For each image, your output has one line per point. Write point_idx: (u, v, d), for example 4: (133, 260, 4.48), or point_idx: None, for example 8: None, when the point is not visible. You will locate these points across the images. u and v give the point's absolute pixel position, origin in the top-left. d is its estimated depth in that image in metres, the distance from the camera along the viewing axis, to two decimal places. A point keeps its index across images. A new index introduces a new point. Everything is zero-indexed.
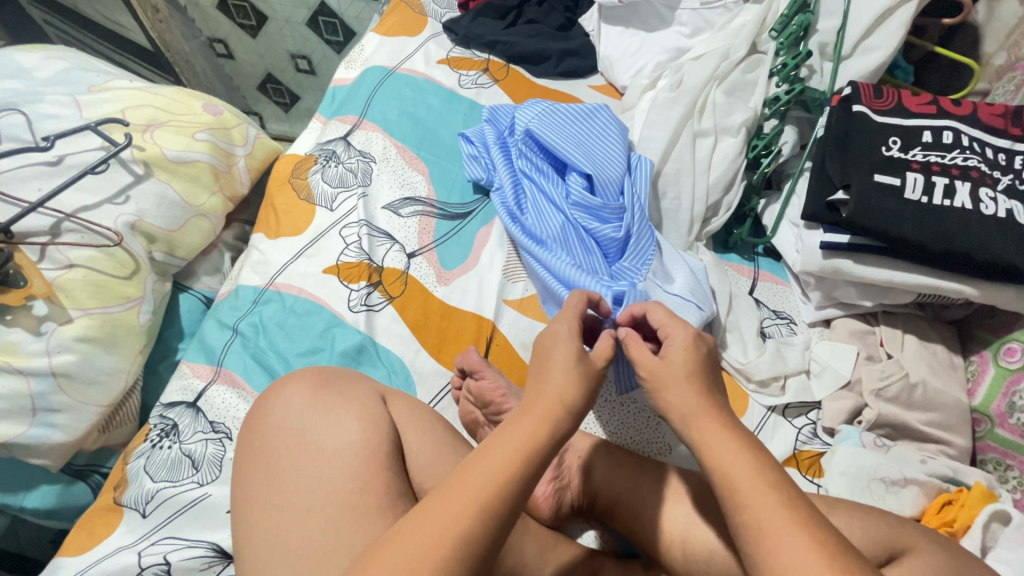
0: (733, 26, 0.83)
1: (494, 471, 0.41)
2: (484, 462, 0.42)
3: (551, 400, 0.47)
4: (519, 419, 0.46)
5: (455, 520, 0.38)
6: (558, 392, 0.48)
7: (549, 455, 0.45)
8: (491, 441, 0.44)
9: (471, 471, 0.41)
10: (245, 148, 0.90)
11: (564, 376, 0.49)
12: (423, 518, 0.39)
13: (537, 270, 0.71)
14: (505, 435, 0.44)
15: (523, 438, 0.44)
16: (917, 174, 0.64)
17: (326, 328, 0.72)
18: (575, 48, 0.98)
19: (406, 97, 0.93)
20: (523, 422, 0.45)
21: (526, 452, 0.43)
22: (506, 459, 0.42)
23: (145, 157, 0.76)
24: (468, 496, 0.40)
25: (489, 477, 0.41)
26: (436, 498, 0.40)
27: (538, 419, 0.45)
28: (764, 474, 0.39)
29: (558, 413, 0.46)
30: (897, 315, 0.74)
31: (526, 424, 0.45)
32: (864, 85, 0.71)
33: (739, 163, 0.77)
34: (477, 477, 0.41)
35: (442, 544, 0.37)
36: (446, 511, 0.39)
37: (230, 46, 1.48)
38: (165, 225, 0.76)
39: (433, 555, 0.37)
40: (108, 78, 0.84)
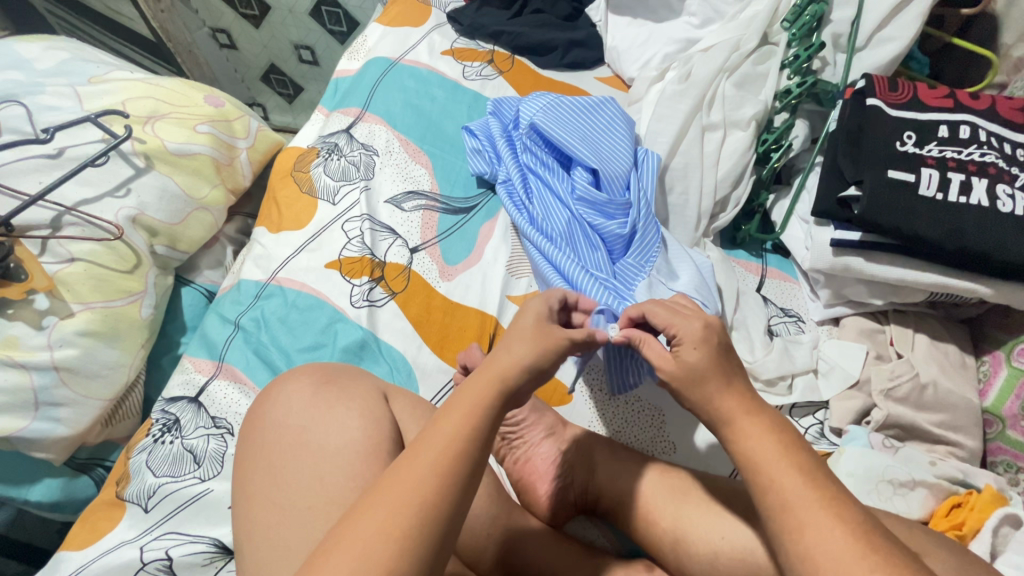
0: (744, 16, 0.81)
1: (450, 441, 0.41)
2: (441, 427, 0.42)
3: (506, 367, 0.46)
4: (471, 382, 0.45)
5: (418, 484, 0.38)
6: (514, 356, 0.47)
7: (501, 414, 0.45)
8: (444, 410, 0.43)
9: (427, 438, 0.41)
10: (247, 141, 0.89)
11: (521, 346, 0.48)
12: (381, 494, 0.38)
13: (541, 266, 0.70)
14: (460, 398, 0.44)
15: (477, 400, 0.44)
16: (932, 169, 0.62)
17: (328, 324, 0.71)
18: (582, 39, 0.96)
19: (410, 89, 0.91)
20: (478, 383, 0.45)
21: (483, 421, 0.43)
22: (463, 422, 0.42)
23: (145, 150, 0.75)
24: (427, 461, 0.40)
25: (447, 447, 0.40)
26: (396, 466, 0.40)
27: (493, 380, 0.45)
28: None
29: (511, 375, 0.46)
30: (908, 313, 0.73)
31: (480, 384, 0.45)
32: (879, 78, 0.69)
33: (749, 158, 0.75)
34: (435, 442, 0.41)
35: (403, 509, 0.37)
36: (408, 478, 0.39)
37: (232, 36, 1.47)
38: (166, 218, 0.76)
39: (397, 520, 0.37)
40: (109, 69, 0.83)
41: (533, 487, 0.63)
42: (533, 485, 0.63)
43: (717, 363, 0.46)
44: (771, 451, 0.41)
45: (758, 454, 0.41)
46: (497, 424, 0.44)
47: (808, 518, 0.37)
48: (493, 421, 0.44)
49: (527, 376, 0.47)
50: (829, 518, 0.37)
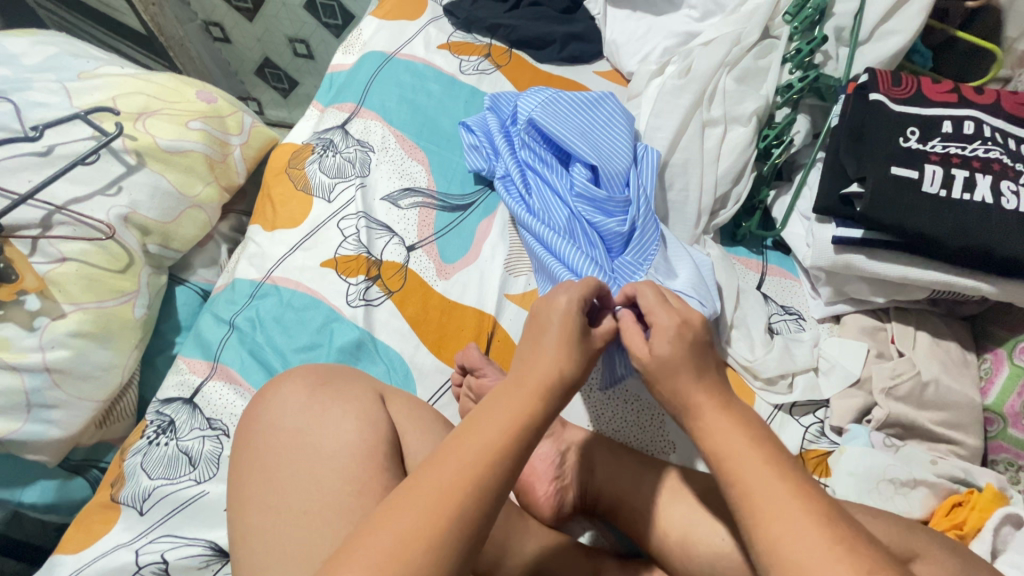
0: (746, 9, 0.79)
1: (488, 449, 0.40)
2: (477, 436, 0.41)
3: (546, 372, 0.46)
4: (510, 390, 0.45)
5: (446, 498, 0.37)
6: (549, 366, 0.47)
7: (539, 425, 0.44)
8: (484, 415, 0.43)
9: (465, 445, 0.40)
10: (240, 137, 0.86)
11: (555, 350, 0.48)
12: (414, 499, 0.37)
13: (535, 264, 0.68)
14: (490, 410, 0.43)
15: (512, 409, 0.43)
16: (935, 166, 0.61)
17: (324, 323, 0.70)
18: (580, 32, 0.94)
19: (405, 84, 0.90)
20: (513, 395, 0.44)
21: (522, 430, 0.42)
22: (497, 435, 0.41)
23: (137, 147, 0.74)
24: (456, 474, 0.38)
25: (485, 454, 0.40)
26: (421, 477, 0.39)
27: (529, 392, 0.44)
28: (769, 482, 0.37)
29: (548, 386, 0.45)
30: (909, 311, 0.73)
31: (517, 396, 0.44)
32: (882, 72, 0.68)
33: (750, 153, 0.74)
34: (468, 454, 0.40)
35: (427, 523, 0.36)
36: (438, 487, 0.38)
37: (226, 29, 1.45)
38: (159, 217, 0.74)
39: (426, 531, 0.36)
40: (98, 64, 0.81)
41: (531, 489, 0.61)
42: (531, 486, 0.61)
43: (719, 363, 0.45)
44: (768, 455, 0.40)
45: (757, 450, 0.39)
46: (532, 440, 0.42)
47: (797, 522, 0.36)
48: (530, 429, 0.43)
49: (563, 383, 0.46)
50: None
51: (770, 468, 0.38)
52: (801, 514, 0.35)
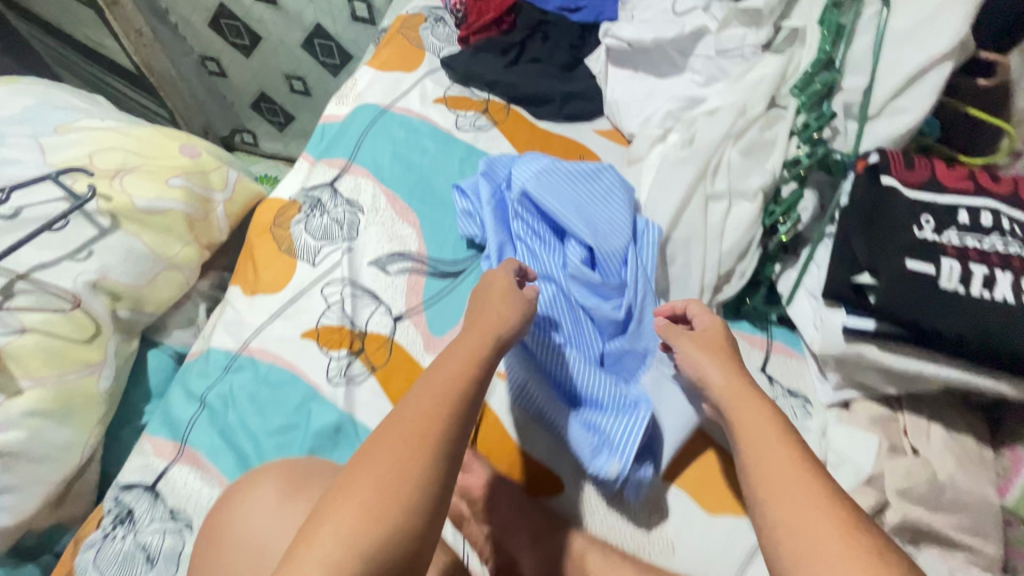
0: (751, 77, 0.76)
1: (456, 392, 0.45)
2: (444, 381, 0.46)
3: (497, 324, 0.54)
4: (468, 341, 0.52)
5: (419, 420, 0.42)
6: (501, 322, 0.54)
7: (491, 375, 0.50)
8: (451, 365, 0.48)
9: (436, 388, 0.45)
10: (224, 193, 0.82)
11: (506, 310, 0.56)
12: (397, 436, 0.41)
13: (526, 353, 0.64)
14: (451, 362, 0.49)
15: (471, 362, 0.49)
16: (952, 260, 0.57)
17: (302, 403, 0.66)
18: (581, 91, 0.90)
19: (399, 140, 0.87)
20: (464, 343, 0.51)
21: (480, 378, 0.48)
22: (461, 368, 0.48)
23: (112, 208, 0.70)
24: (433, 410, 0.43)
25: (453, 394, 0.45)
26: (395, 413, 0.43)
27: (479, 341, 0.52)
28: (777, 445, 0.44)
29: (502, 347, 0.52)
30: (923, 400, 0.69)
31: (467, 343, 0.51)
32: (893, 154, 0.65)
33: (755, 231, 0.70)
34: (441, 393, 0.45)
35: (409, 452, 0.40)
36: (420, 425, 0.42)
37: (223, 64, 1.43)
38: (131, 281, 0.70)
39: (409, 461, 0.39)
40: (77, 116, 0.78)
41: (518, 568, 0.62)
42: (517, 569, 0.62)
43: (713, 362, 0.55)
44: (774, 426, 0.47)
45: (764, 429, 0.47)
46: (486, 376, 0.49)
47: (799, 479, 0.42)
48: (488, 377, 0.49)
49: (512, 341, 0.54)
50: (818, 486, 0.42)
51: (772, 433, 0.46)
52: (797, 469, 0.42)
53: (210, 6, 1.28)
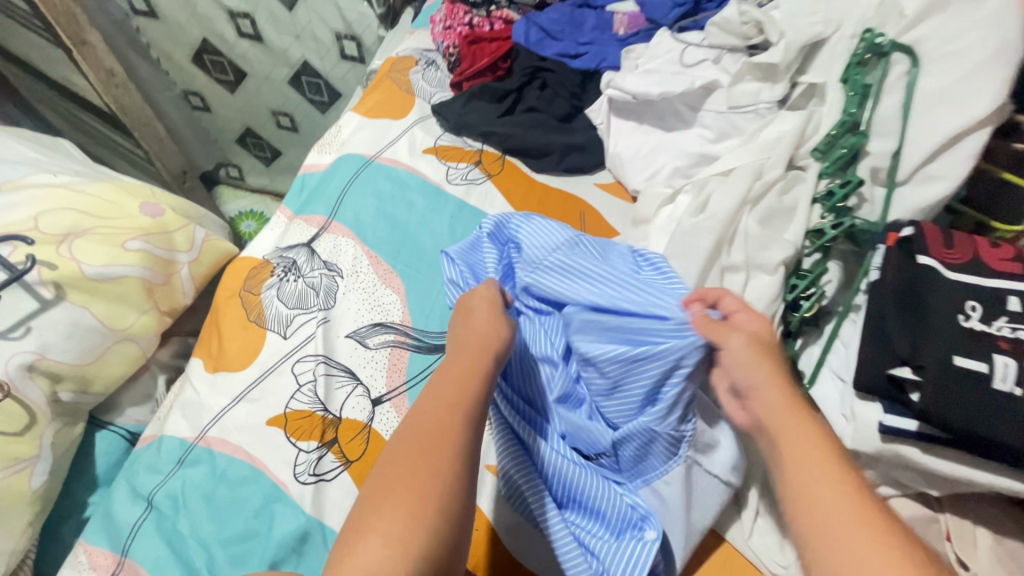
0: (765, 136, 0.70)
1: (429, 453, 0.41)
2: (408, 443, 0.42)
3: (479, 350, 0.49)
4: (443, 376, 0.47)
5: (413, 473, 0.40)
6: (480, 345, 0.49)
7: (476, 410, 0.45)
8: (415, 420, 0.44)
9: (401, 454, 0.41)
10: (190, 254, 0.75)
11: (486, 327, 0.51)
12: (368, 529, 0.38)
13: (520, 457, 0.56)
14: (419, 414, 0.44)
15: (445, 406, 0.44)
16: (1007, 357, 0.50)
17: (263, 505, 0.58)
18: (581, 143, 0.84)
19: (384, 194, 0.80)
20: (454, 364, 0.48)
21: (460, 425, 0.43)
22: (435, 422, 0.43)
23: (56, 277, 0.62)
24: (406, 487, 0.39)
25: (424, 457, 0.41)
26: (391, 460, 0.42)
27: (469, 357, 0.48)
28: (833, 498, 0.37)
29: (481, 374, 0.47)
30: (966, 500, 0.61)
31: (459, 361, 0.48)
32: (930, 228, 0.58)
33: (777, 308, 0.63)
34: (409, 462, 0.41)
35: (386, 555, 0.37)
36: (392, 512, 0.38)
37: (206, 99, 1.37)
38: (75, 359, 0.62)
39: (391, 562, 0.36)
40: (29, 172, 0.71)
41: None
42: None
43: (769, 375, 0.44)
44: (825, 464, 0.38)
45: (806, 470, 0.38)
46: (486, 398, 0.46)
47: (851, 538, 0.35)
48: (471, 421, 0.44)
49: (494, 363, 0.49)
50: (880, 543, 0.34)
51: (822, 478, 0.38)
52: (854, 534, 0.35)
53: (192, 41, 1.22)
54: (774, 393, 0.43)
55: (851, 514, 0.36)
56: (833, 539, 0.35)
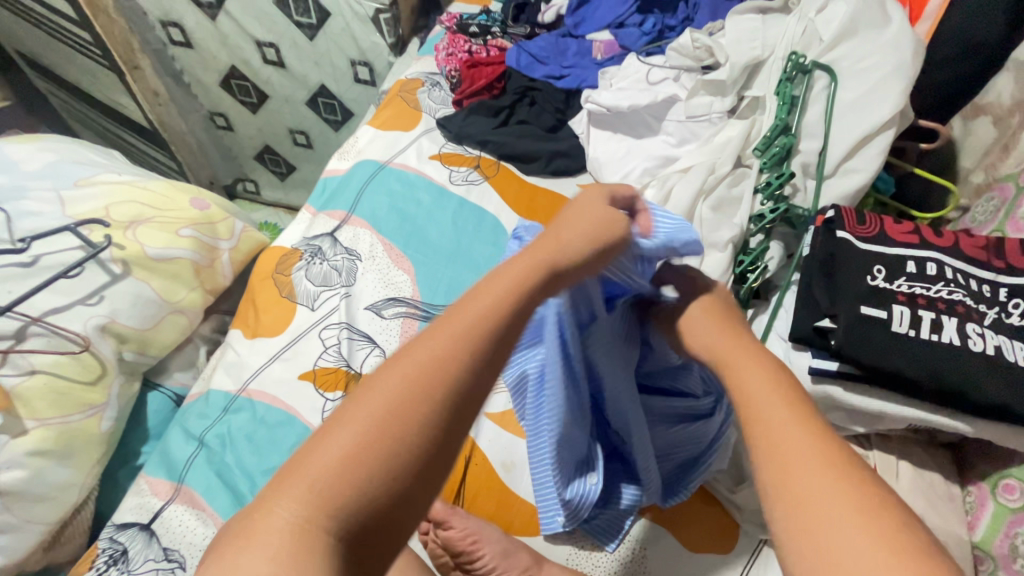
0: (719, 139, 0.83)
1: (437, 357, 0.37)
2: (426, 341, 0.38)
3: (556, 249, 0.48)
4: (489, 285, 0.44)
5: (399, 389, 0.35)
6: (566, 253, 0.49)
7: (504, 334, 0.41)
8: (437, 326, 0.40)
9: (411, 351, 0.38)
10: (230, 242, 0.87)
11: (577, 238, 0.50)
12: (349, 419, 0.34)
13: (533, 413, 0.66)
14: (444, 319, 0.41)
15: (469, 319, 0.40)
16: (903, 306, 0.63)
17: (297, 442, 0.69)
18: (565, 149, 0.97)
19: (396, 193, 0.93)
20: (481, 301, 0.42)
21: (482, 342, 0.39)
22: (456, 332, 0.39)
23: (124, 256, 0.74)
24: (398, 386, 0.36)
25: (433, 362, 0.37)
26: (373, 378, 0.37)
27: (510, 284, 0.44)
28: (798, 457, 0.40)
29: (522, 294, 0.44)
30: (892, 439, 0.72)
31: (482, 295, 0.42)
32: (847, 210, 0.71)
33: (727, 279, 0.76)
34: (413, 363, 0.37)
35: (357, 446, 0.33)
36: (376, 404, 0.35)
37: (230, 119, 1.52)
38: (137, 325, 0.74)
39: (357, 457, 0.33)
40: (97, 171, 0.83)
41: None
42: None
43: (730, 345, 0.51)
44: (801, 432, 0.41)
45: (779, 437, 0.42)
46: (501, 338, 0.40)
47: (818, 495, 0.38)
48: (496, 341, 0.40)
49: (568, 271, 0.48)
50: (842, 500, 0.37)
51: (796, 444, 0.41)
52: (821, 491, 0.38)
53: (222, 68, 1.37)
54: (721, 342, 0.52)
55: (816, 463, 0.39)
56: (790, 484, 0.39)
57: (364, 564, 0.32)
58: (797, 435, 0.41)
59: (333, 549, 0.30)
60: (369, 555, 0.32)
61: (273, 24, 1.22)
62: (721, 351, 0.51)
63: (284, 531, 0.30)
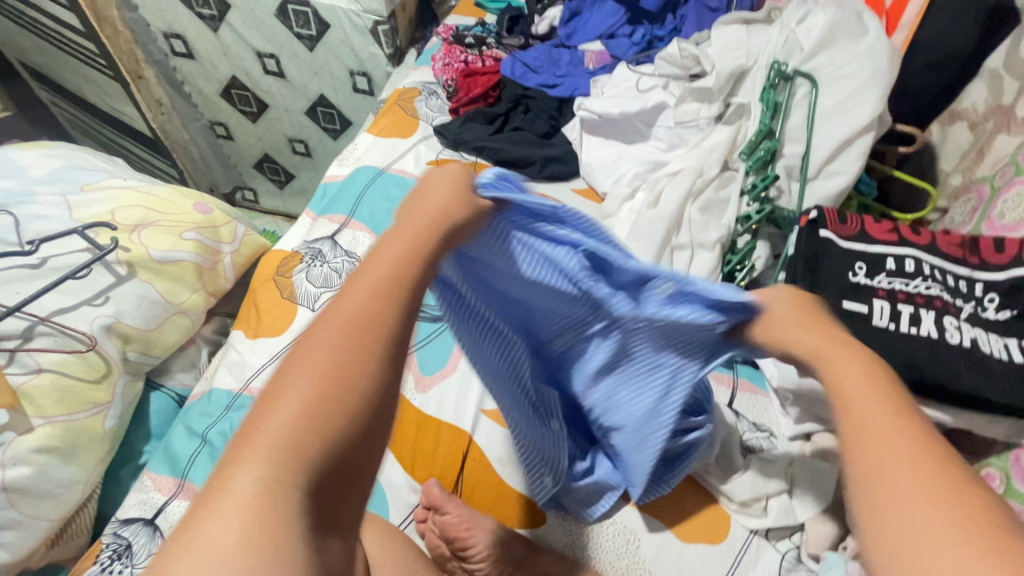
0: (706, 145, 0.86)
1: (357, 309, 0.33)
2: (348, 293, 0.34)
3: (452, 195, 0.42)
4: (401, 226, 0.40)
5: (327, 346, 0.32)
6: (450, 194, 0.42)
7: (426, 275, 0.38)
8: (357, 274, 0.36)
9: (331, 305, 0.34)
10: (232, 246, 0.89)
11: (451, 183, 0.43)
12: (282, 388, 0.30)
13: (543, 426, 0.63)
14: (363, 267, 0.36)
15: (391, 262, 0.36)
16: (882, 301, 0.66)
17: None
18: (558, 155, 1.01)
19: (394, 197, 0.96)
20: (392, 244, 0.38)
21: (405, 283, 0.36)
22: (376, 279, 0.35)
23: (130, 259, 0.76)
24: (323, 345, 0.32)
25: (356, 314, 0.33)
26: (307, 336, 0.33)
27: (423, 223, 0.40)
28: (895, 467, 0.30)
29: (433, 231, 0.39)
30: None
31: (405, 234, 0.38)
32: (830, 210, 0.74)
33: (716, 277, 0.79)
34: (337, 318, 0.33)
35: (297, 413, 0.29)
36: (308, 362, 0.31)
37: (230, 128, 1.55)
38: (142, 325, 0.76)
39: (299, 425, 0.29)
40: (104, 177, 0.85)
41: None
42: None
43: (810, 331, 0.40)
44: (900, 432, 0.31)
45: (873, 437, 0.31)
46: (423, 276, 0.37)
47: (922, 512, 0.28)
48: (418, 281, 0.37)
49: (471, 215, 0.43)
50: (955, 523, 0.27)
51: (893, 445, 0.31)
52: (924, 509, 0.28)
53: (222, 78, 1.39)
54: (807, 334, 0.40)
55: (920, 473, 0.29)
56: (881, 496, 0.29)
57: (332, 521, 0.29)
58: (907, 446, 0.30)
59: (302, 509, 0.28)
60: (335, 512, 0.30)
61: (274, 36, 1.26)
62: (827, 352, 0.38)
63: (245, 499, 0.27)
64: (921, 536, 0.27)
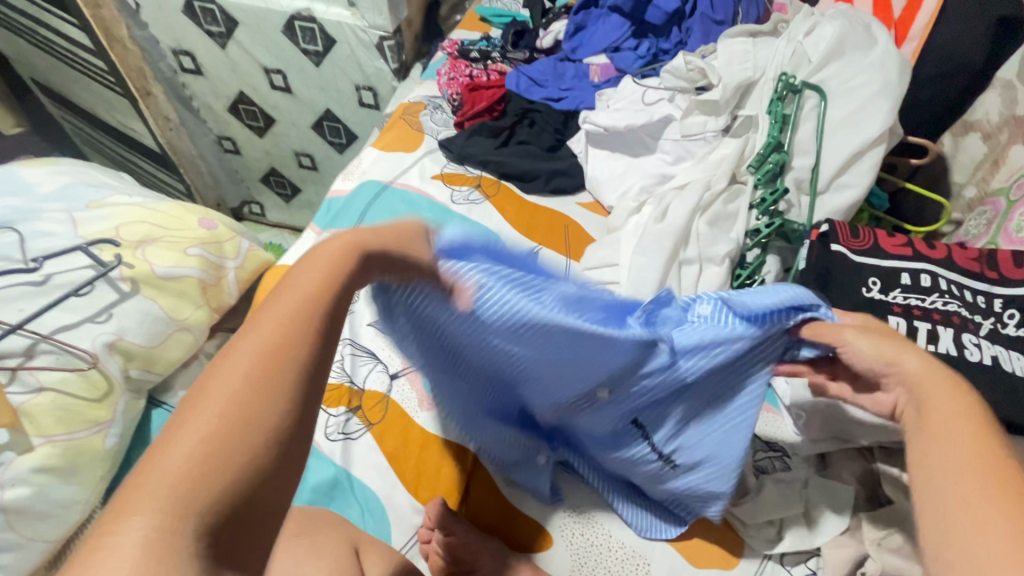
0: (714, 157, 0.85)
1: (266, 345, 0.33)
2: (254, 329, 0.34)
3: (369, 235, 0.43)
4: (322, 252, 0.40)
5: (231, 386, 0.31)
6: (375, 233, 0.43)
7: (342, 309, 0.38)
8: (266, 308, 0.35)
9: (242, 339, 0.34)
10: (236, 261, 0.89)
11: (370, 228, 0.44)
12: (184, 424, 0.30)
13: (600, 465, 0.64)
14: (275, 301, 0.36)
15: (303, 297, 0.36)
16: (897, 318, 0.64)
17: None
18: (564, 168, 1.00)
19: (399, 211, 0.96)
20: (307, 278, 0.38)
21: (317, 319, 0.36)
22: (287, 315, 0.35)
23: (134, 275, 0.76)
24: (228, 384, 0.31)
25: (263, 350, 0.33)
26: (209, 372, 0.32)
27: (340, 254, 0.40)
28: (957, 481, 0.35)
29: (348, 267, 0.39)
30: None
31: (322, 266, 0.38)
32: (841, 224, 0.72)
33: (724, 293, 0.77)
34: (242, 357, 0.33)
35: (200, 450, 0.29)
36: (212, 399, 0.31)
37: (237, 143, 1.56)
38: (145, 342, 0.75)
39: (199, 462, 0.28)
40: (110, 193, 0.86)
41: None
42: None
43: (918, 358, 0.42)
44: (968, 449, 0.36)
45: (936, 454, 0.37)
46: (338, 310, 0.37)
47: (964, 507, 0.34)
48: (331, 317, 0.37)
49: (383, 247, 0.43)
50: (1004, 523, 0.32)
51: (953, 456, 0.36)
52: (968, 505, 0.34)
53: (230, 94, 1.41)
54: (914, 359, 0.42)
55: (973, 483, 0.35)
56: (934, 497, 0.36)
57: (233, 553, 0.28)
58: (964, 459, 0.36)
59: (196, 547, 0.26)
60: (239, 552, 0.28)
61: (281, 52, 1.27)
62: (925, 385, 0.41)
63: (132, 549, 0.25)
64: (964, 526, 0.33)
